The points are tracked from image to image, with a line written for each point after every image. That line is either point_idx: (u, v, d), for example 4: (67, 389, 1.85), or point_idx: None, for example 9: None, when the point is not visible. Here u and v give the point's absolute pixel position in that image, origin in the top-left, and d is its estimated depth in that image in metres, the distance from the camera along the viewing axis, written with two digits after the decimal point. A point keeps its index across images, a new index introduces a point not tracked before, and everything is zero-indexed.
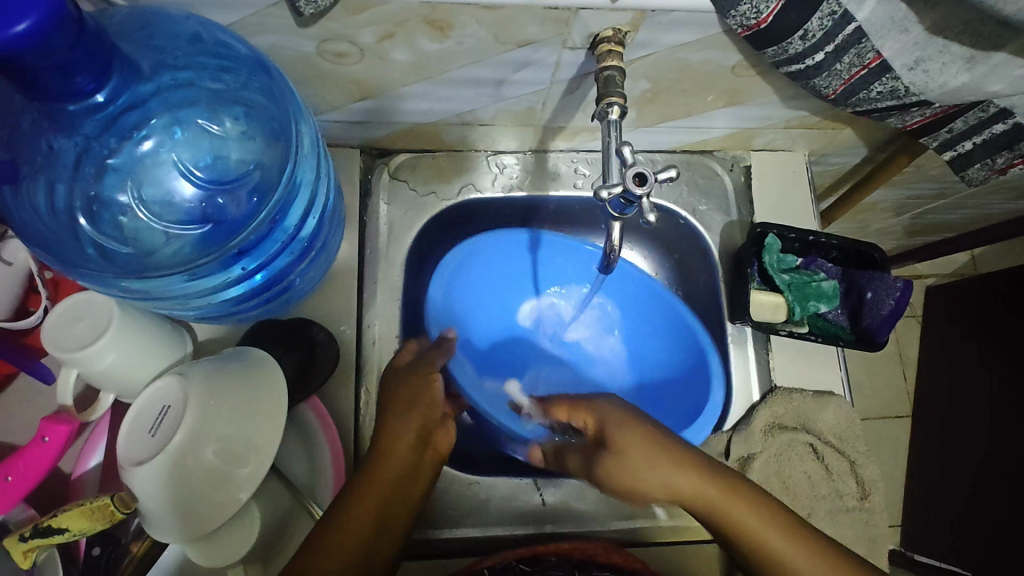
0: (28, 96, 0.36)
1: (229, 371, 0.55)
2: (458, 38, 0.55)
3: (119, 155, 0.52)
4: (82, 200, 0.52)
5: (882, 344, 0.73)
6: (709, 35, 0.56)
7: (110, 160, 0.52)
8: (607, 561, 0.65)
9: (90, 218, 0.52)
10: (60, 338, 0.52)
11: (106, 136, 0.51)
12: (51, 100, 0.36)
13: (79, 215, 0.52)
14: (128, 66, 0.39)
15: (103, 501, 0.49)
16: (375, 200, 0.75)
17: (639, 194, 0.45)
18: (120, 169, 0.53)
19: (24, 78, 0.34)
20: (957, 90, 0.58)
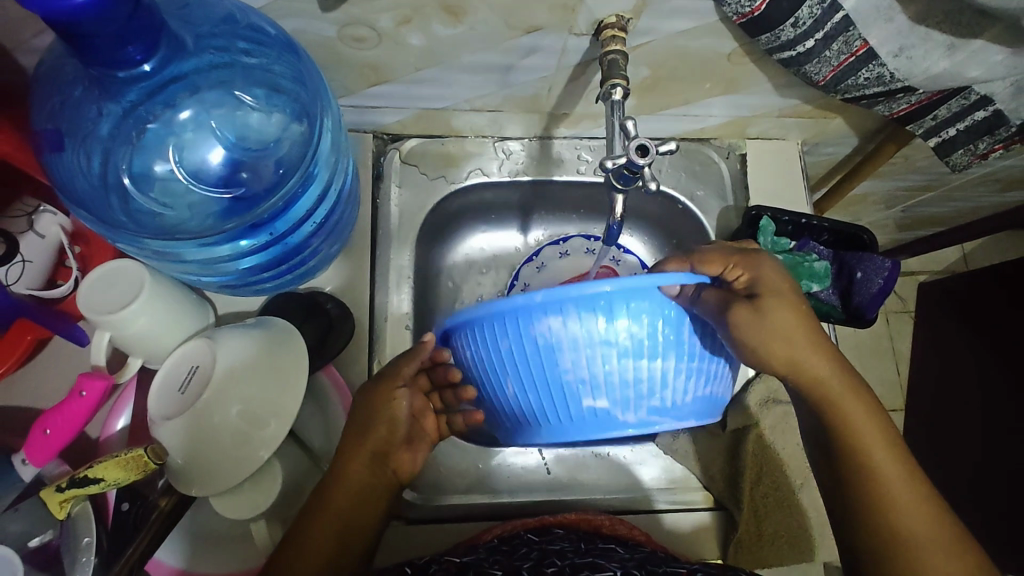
0: (84, 62, 0.39)
1: (253, 336, 0.58)
2: (471, 24, 0.58)
3: (158, 121, 0.55)
4: (124, 162, 0.55)
5: (871, 321, 0.77)
6: (707, 23, 0.60)
7: (150, 126, 0.55)
8: (612, 532, 0.68)
9: (130, 181, 0.56)
10: (95, 301, 0.55)
11: (148, 103, 0.54)
12: (103, 67, 0.40)
13: (122, 177, 0.55)
14: (172, 41, 0.43)
15: (136, 452, 0.52)
16: (386, 183, 0.78)
17: (642, 165, 0.48)
18: (157, 135, 0.56)
19: (82, 43, 0.37)
20: (938, 76, 0.62)
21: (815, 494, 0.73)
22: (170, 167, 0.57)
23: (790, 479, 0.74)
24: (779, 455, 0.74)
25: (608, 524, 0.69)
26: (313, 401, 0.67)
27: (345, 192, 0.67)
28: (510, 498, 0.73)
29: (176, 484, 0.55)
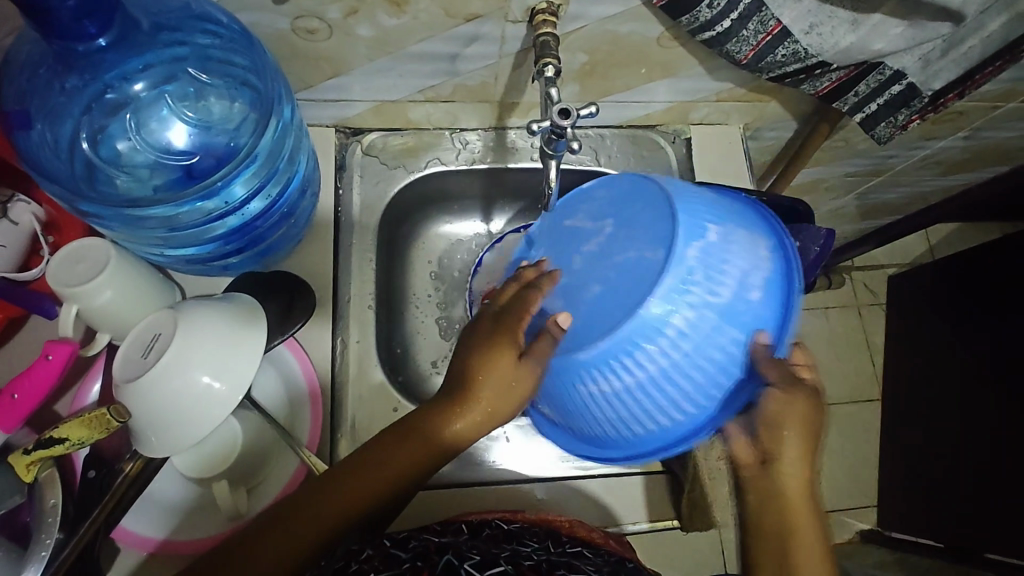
0: (43, 35, 0.43)
1: (212, 306, 0.62)
2: (413, 13, 0.63)
3: (116, 92, 0.60)
4: (86, 131, 0.59)
5: (810, 286, 0.81)
6: (631, 7, 0.65)
7: (115, 99, 0.60)
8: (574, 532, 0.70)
9: (93, 151, 0.60)
10: (64, 275, 0.58)
11: (109, 77, 0.58)
12: (62, 40, 0.44)
13: (83, 144, 0.60)
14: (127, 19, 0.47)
15: (99, 410, 0.55)
16: (348, 173, 0.83)
17: (565, 126, 0.53)
18: (120, 107, 0.60)
19: (43, 17, 0.42)
20: (847, 49, 0.67)
21: None
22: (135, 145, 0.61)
23: None
24: None
25: (567, 526, 0.70)
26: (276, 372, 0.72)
27: (303, 169, 0.71)
28: (469, 472, 0.76)
29: (136, 446, 0.58)
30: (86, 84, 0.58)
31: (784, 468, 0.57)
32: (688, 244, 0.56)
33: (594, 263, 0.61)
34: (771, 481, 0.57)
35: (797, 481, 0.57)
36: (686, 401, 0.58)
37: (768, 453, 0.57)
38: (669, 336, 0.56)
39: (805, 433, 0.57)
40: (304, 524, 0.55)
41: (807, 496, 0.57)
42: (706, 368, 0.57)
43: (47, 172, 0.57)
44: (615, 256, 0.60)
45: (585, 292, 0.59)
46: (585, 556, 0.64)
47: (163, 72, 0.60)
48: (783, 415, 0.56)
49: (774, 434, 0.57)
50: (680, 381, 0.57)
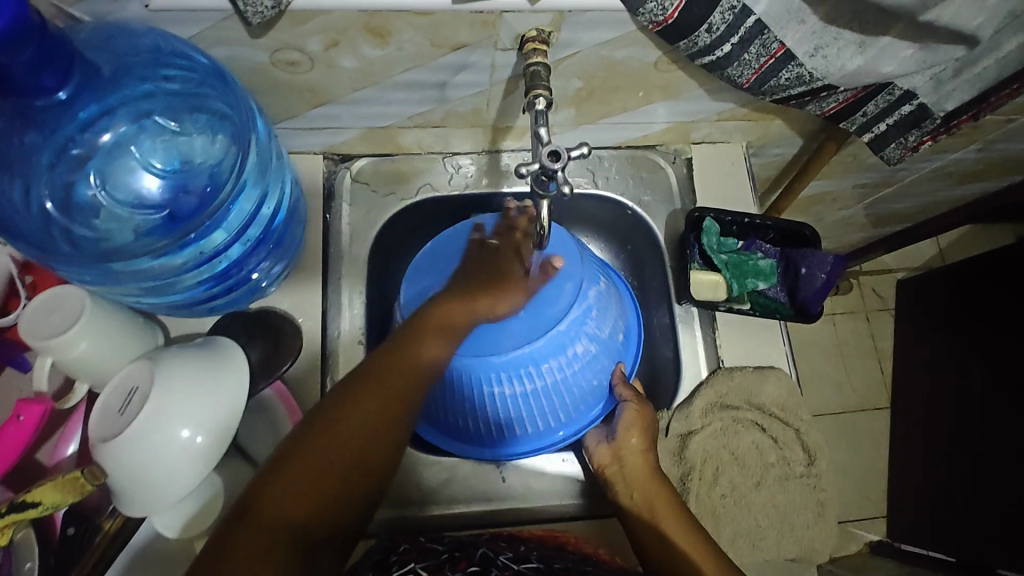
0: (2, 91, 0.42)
1: (194, 355, 0.59)
2: (398, 44, 0.60)
3: (80, 145, 0.57)
4: (48, 189, 0.56)
5: (816, 315, 0.79)
6: (627, 33, 0.62)
7: (80, 154, 0.57)
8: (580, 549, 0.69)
9: (59, 209, 0.57)
10: (38, 326, 0.56)
11: (72, 131, 0.56)
12: (19, 96, 0.43)
13: (48, 203, 0.56)
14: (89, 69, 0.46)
15: (73, 473, 0.53)
16: (337, 202, 0.80)
17: (556, 169, 0.50)
18: (85, 162, 0.58)
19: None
20: (855, 73, 0.63)
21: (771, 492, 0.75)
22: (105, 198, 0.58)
23: (747, 479, 0.76)
24: (734, 455, 0.76)
25: (573, 541, 0.70)
26: (260, 413, 0.68)
27: (286, 203, 0.69)
28: (465, 508, 0.74)
29: (117, 507, 0.56)
30: (46, 143, 0.55)
31: (629, 454, 0.71)
32: (591, 287, 0.70)
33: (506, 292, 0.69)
34: (625, 473, 0.71)
35: (642, 467, 0.71)
36: (563, 410, 0.73)
37: (619, 449, 0.71)
38: (561, 361, 0.69)
39: (646, 433, 0.72)
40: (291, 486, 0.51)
41: (657, 482, 0.71)
42: (581, 385, 0.72)
43: (17, 234, 0.55)
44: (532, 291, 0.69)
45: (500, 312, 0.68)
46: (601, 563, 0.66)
47: (133, 118, 0.58)
48: (631, 422, 0.72)
49: (625, 432, 0.71)
50: (562, 394, 0.72)
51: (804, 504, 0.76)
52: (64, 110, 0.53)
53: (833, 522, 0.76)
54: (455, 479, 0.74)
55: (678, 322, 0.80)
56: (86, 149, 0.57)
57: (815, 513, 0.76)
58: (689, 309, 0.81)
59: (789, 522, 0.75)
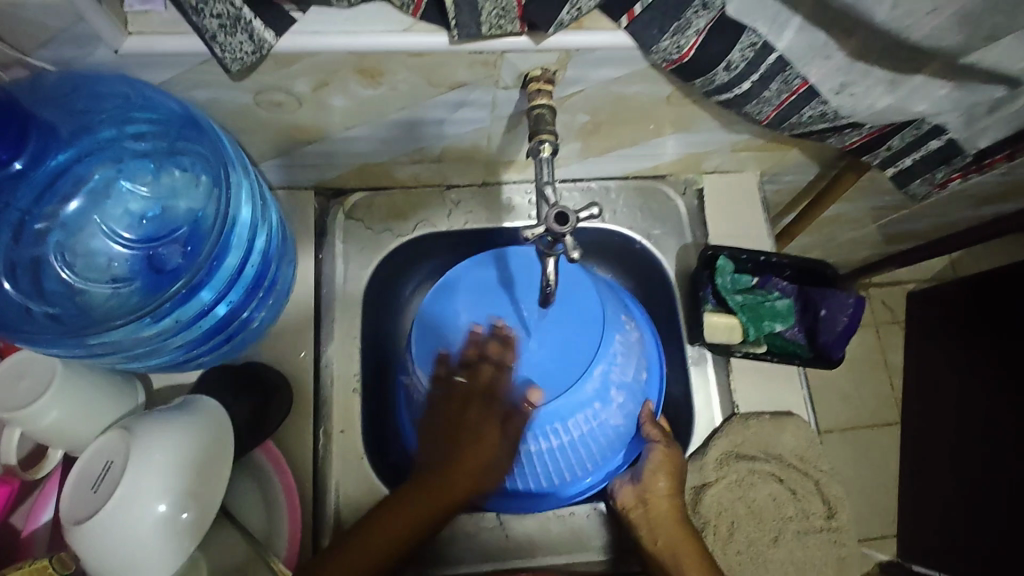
0: None
1: (176, 419, 0.55)
2: (391, 84, 0.56)
3: (51, 218, 0.55)
4: (14, 263, 0.54)
5: (837, 361, 0.75)
6: (638, 69, 0.58)
7: (46, 226, 0.55)
8: None
9: (27, 286, 0.54)
10: (6, 397, 0.53)
11: (39, 204, 0.54)
12: None
13: (14, 283, 0.54)
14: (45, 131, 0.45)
15: (41, 563, 0.49)
16: (330, 239, 0.76)
17: (563, 233, 0.46)
18: (54, 233, 0.55)
19: None
20: (883, 111, 0.59)
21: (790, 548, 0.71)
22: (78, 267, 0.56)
23: (764, 534, 0.72)
24: (750, 508, 0.72)
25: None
26: (248, 474, 0.64)
27: (275, 231, 0.64)
28: (467, 566, 0.69)
29: None
30: (4, 218, 0.53)
31: (655, 498, 0.68)
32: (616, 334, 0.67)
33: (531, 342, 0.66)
34: (648, 517, 0.68)
35: (667, 511, 0.68)
36: (590, 459, 0.70)
37: (644, 492, 0.68)
38: (589, 414, 0.66)
39: (673, 478, 0.69)
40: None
41: (682, 526, 0.68)
42: (609, 435, 0.69)
43: None
44: (557, 341, 0.65)
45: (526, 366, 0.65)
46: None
47: (106, 176, 0.56)
48: (657, 468, 0.69)
49: (652, 477, 0.68)
50: (589, 446, 0.68)
51: (824, 560, 0.72)
52: (24, 177, 0.51)
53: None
54: (453, 537, 0.70)
55: (691, 363, 0.77)
56: (57, 215, 0.55)
57: (836, 569, 0.72)
58: (703, 350, 0.77)
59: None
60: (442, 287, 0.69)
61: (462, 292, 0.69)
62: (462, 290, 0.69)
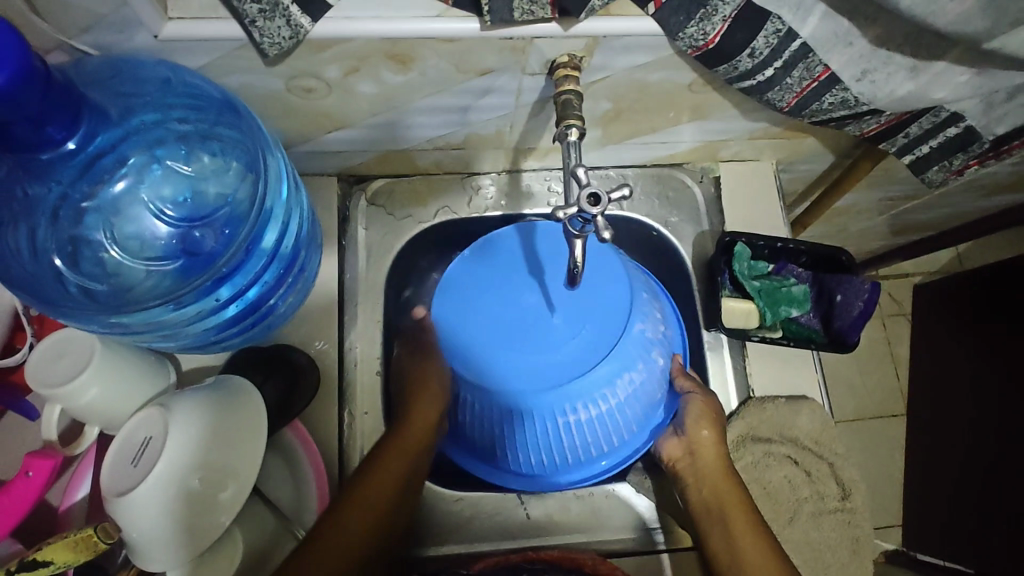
0: (10, 148, 0.43)
1: (211, 398, 0.56)
2: (421, 70, 0.57)
3: (91, 198, 0.56)
4: (53, 242, 0.55)
5: (853, 346, 0.76)
6: (663, 56, 0.59)
7: (85, 205, 0.56)
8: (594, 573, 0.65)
9: (65, 262, 0.55)
10: (44, 375, 0.54)
11: (81, 182, 0.54)
12: (27, 151, 0.44)
13: (55, 258, 0.55)
14: (93, 113, 0.46)
15: (86, 531, 0.52)
16: (353, 225, 0.77)
17: (595, 214, 0.47)
18: (91, 210, 0.56)
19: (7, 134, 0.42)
20: (904, 98, 0.60)
21: (805, 528, 0.73)
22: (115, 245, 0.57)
23: (780, 514, 0.74)
24: (766, 489, 0.74)
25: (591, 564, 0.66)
26: (278, 452, 0.66)
27: (307, 228, 0.67)
28: (490, 544, 0.71)
29: (134, 560, 0.54)
30: (52, 193, 0.54)
31: (701, 448, 0.70)
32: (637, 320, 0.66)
33: (556, 317, 0.65)
34: (697, 467, 0.70)
35: (714, 460, 0.70)
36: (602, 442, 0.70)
37: (691, 444, 0.70)
38: (626, 380, 0.66)
39: (715, 425, 0.71)
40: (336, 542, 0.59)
41: (726, 473, 0.70)
42: (632, 410, 0.69)
43: (21, 284, 0.53)
44: (583, 310, 0.65)
45: (557, 342, 0.64)
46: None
47: (144, 156, 0.56)
48: (701, 417, 0.70)
49: (696, 427, 0.70)
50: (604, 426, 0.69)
51: (839, 540, 0.74)
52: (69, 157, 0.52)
53: (869, 559, 0.73)
54: (476, 516, 0.71)
55: (707, 348, 0.78)
56: (96, 193, 0.56)
57: (850, 550, 0.74)
58: (719, 335, 0.78)
59: (823, 560, 0.73)
60: (450, 276, 0.68)
61: (472, 279, 0.68)
62: (471, 276, 0.68)
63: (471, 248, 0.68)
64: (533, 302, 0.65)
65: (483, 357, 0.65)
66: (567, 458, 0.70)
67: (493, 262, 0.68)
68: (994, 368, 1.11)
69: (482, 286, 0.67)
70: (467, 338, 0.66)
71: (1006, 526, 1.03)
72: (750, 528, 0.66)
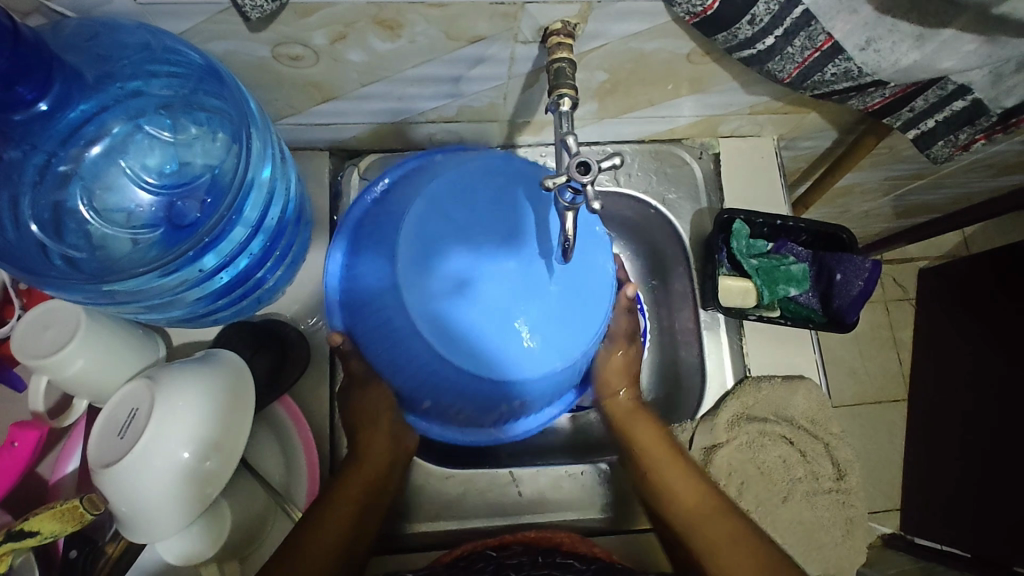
0: None
1: (195, 369, 0.56)
2: (410, 37, 0.55)
3: (70, 163, 0.55)
4: (36, 209, 0.54)
5: (852, 325, 0.75)
6: (660, 24, 0.57)
7: (68, 170, 0.55)
8: (572, 550, 0.64)
9: (49, 230, 0.55)
10: (30, 345, 0.53)
11: (64, 147, 0.54)
12: (1, 110, 0.43)
13: (38, 225, 0.54)
14: (66, 74, 0.45)
15: (71, 503, 0.51)
16: (345, 201, 0.75)
17: (585, 183, 0.46)
18: (75, 177, 0.55)
19: None
20: (909, 68, 0.58)
21: (799, 507, 0.73)
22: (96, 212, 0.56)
23: (773, 494, 0.73)
24: (760, 469, 0.73)
25: (568, 542, 0.64)
26: (267, 427, 0.66)
27: (295, 198, 0.66)
28: (484, 520, 0.70)
29: (125, 534, 0.54)
30: (31, 158, 0.53)
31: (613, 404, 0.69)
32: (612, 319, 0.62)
33: (570, 295, 0.58)
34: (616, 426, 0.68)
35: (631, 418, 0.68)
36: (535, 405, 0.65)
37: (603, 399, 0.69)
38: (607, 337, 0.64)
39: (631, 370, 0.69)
40: (318, 542, 0.58)
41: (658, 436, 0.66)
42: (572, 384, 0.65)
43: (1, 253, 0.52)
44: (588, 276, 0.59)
45: (579, 321, 0.58)
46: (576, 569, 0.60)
47: (129, 125, 0.56)
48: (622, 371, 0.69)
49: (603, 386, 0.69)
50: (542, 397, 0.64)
51: (833, 520, 0.74)
52: (48, 120, 0.51)
53: (863, 539, 0.74)
54: (469, 494, 0.71)
55: (703, 328, 0.77)
56: (79, 160, 0.55)
57: (844, 530, 0.74)
58: (715, 315, 0.77)
59: (815, 540, 0.73)
60: (445, 269, 0.55)
61: (477, 273, 0.55)
62: (477, 264, 0.55)
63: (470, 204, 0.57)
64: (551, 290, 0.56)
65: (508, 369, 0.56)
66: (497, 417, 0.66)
67: (496, 248, 0.55)
68: (997, 350, 1.10)
69: (492, 279, 0.55)
70: (490, 348, 0.55)
71: (1005, 507, 1.03)
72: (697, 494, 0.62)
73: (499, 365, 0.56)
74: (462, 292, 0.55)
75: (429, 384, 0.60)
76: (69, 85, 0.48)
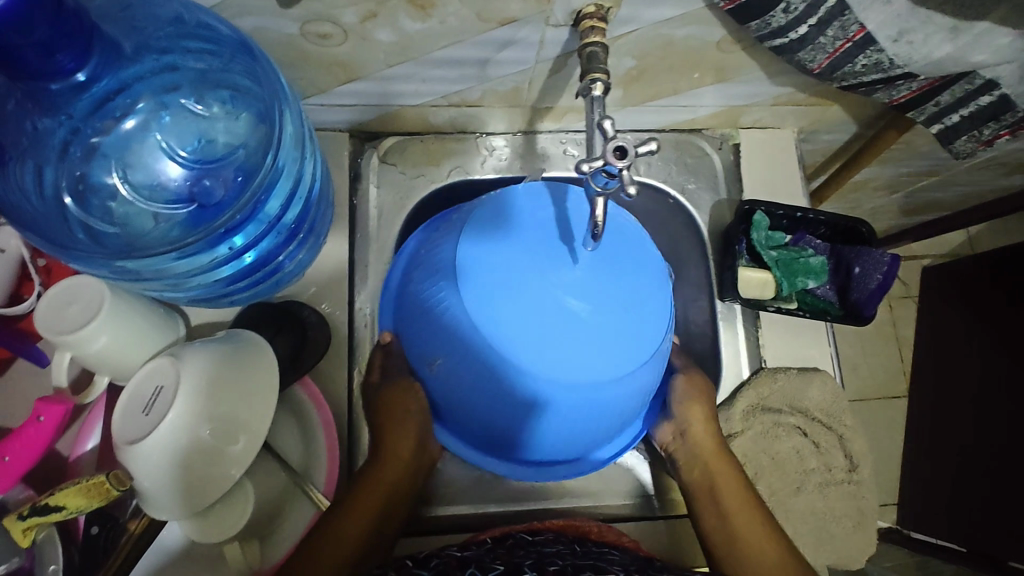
0: (17, 75, 0.42)
1: (220, 350, 0.56)
2: (440, 17, 0.55)
3: (102, 136, 0.55)
4: (61, 180, 0.54)
5: (869, 318, 0.75)
6: (693, 9, 0.56)
7: (97, 141, 0.55)
8: (600, 538, 0.66)
9: (74, 201, 0.55)
10: (53, 320, 0.53)
11: (92, 118, 0.54)
12: (38, 78, 0.42)
13: (63, 195, 0.54)
14: (101, 47, 0.45)
15: (98, 478, 0.52)
16: (365, 183, 0.75)
17: (620, 168, 0.46)
18: (102, 150, 0.55)
19: (16, 59, 0.40)
20: (940, 61, 0.57)
21: (812, 497, 0.73)
22: (121, 186, 0.56)
23: (786, 483, 0.74)
24: (773, 459, 0.74)
25: (596, 531, 0.66)
26: (287, 408, 0.66)
27: (319, 181, 0.65)
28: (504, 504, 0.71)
29: (146, 510, 0.54)
30: (60, 127, 0.52)
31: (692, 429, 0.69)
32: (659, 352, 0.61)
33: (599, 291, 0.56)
34: (690, 449, 0.69)
35: (709, 439, 0.69)
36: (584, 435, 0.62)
37: (682, 427, 0.70)
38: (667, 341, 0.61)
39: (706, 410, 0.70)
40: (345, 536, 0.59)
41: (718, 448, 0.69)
42: (625, 412, 0.62)
43: (27, 221, 0.52)
44: (619, 274, 0.58)
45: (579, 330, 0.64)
46: (611, 553, 0.63)
47: (155, 101, 0.55)
48: (690, 396, 0.70)
49: (686, 409, 0.70)
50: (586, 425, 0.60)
51: (844, 511, 0.75)
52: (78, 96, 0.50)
53: (872, 529, 0.75)
54: (482, 480, 0.71)
55: (719, 319, 0.77)
56: (108, 132, 0.55)
57: (855, 521, 0.75)
58: (732, 306, 0.77)
59: (827, 529, 0.74)
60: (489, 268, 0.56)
61: (491, 256, 0.57)
62: (493, 257, 0.56)
63: (516, 218, 0.58)
64: (578, 277, 0.56)
65: (525, 362, 0.55)
66: (544, 448, 0.63)
67: (510, 240, 0.57)
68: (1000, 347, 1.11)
69: (504, 265, 0.56)
70: (529, 348, 0.55)
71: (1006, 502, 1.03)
72: (755, 518, 0.65)
73: (521, 352, 0.55)
74: (476, 284, 0.55)
75: (467, 394, 0.60)
76: (105, 58, 0.47)
